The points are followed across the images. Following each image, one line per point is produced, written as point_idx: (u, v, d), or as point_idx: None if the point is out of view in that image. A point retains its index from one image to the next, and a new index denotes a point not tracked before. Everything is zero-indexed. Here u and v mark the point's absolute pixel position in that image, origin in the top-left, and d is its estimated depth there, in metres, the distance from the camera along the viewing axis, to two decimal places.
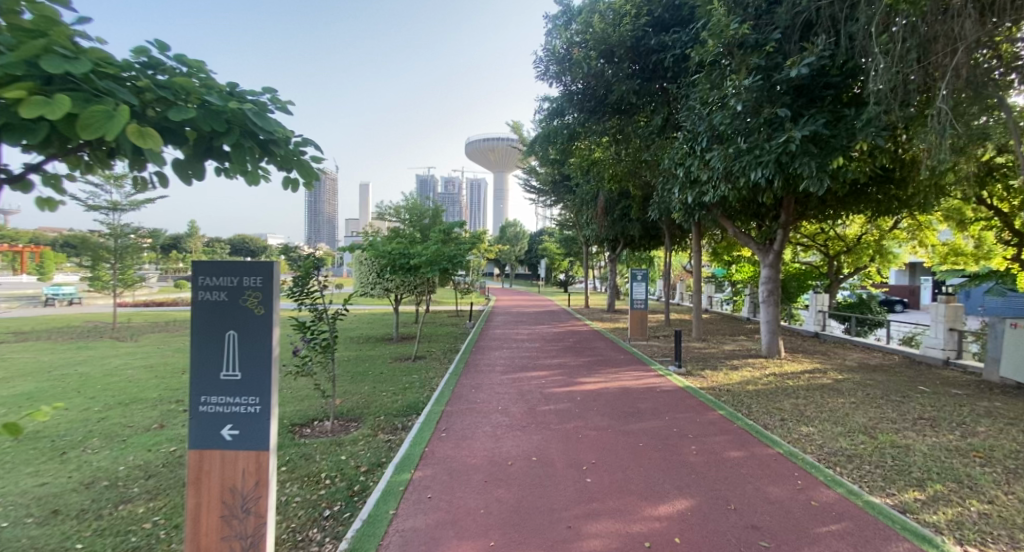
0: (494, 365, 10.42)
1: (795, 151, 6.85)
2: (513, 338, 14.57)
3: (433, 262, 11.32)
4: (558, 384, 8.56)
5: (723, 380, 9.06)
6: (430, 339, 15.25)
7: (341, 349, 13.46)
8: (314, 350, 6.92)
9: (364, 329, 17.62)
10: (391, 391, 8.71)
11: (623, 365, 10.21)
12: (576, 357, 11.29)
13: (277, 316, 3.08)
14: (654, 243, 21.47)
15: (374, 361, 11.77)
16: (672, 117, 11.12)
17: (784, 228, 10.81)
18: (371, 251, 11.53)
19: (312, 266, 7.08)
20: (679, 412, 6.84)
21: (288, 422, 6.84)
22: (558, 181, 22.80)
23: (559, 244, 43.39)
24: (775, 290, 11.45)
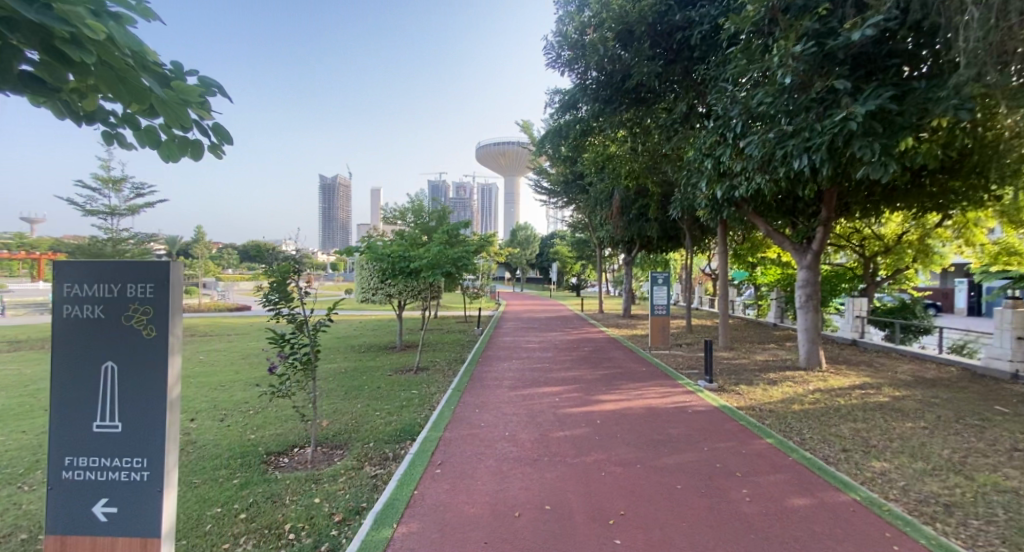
0: (503, 379, 9.42)
1: (855, 131, 5.78)
2: (524, 347, 13.53)
3: (436, 266, 10.38)
4: (574, 403, 7.55)
5: (762, 397, 7.98)
6: (435, 348, 14.28)
7: (340, 360, 12.57)
8: (294, 368, 6.01)
9: (367, 337, 16.72)
10: (386, 411, 7.77)
11: (646, 379, 9.15)
12: (594, 369, 10.22)
13: (172, 341, 2.36)
14: (673, 244, 20.33)
15: (374, 373, 10.87)
16: (697, 103, 10.09)
17: (825, 225, 9.70)
18: (370, 253, 10.67)
19: (290, 269, 6.19)
20: (718, 440, 5.80)
21: (262, 451, 6.01)
22: (570, 180, 21.80)
23: (572, 248, 42.43)
24: (814, 294, 10.38)
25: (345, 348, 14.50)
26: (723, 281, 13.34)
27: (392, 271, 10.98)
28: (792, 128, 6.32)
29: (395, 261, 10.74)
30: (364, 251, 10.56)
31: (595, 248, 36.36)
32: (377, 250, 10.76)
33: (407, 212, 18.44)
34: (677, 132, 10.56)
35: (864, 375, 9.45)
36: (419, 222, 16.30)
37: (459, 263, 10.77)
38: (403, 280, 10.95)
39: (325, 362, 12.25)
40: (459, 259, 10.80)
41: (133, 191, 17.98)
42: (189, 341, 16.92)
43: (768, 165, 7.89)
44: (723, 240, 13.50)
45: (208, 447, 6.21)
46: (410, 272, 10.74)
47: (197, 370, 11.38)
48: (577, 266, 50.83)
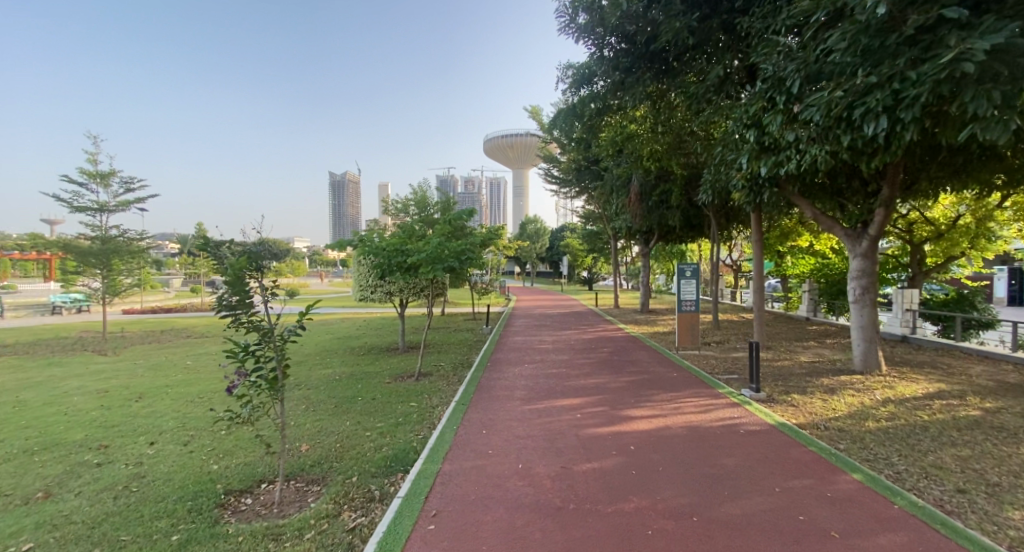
0: (514, 389, 8.20)
1: (969, 76, 4.53)
2: (538, 349, 12.29)
3: (436, 262, 9.17)
4: (599, 420, 6.35)
5: (825, 411, 6.72)
6: (441, 351, 13.09)
7: (336, 365, 11.44)
8: (257, 391, 4.82)
9: (369, 338, 15.56)
10: (378, 429, 6.60)
11: (681, 387, 7.88)
12: (619, 375, 8.96)
13: None
14: (696, 233, 18.98)
15: (370, 381, 9.68)
16: (734, 67, 8.81)
17: (886, 206, 8.39)
18: (360, 249, 9.46)
19: (248, 265, 4.83)
20: (790, 476, 4.56)
21: (220, 489, 4.82)
22: (586, 166, 20.43)
23: (583, 240, 41.08)
24: (870, 286, 9.08)
25: (344, 351, 13.34)
26: (758, 271, 12.08)
27: (388, 266, 9.79)
28: (876, 78, 5.11)
29: (391, 256, 9.54)
30: (354, 246, 9.36)
31: (608, 240, 34.97)
32: (372, 244, 9.56)
33: (410, 204, 17.20)
34: (710, 103, 9.34)
35: (936, 381, 8.13)
36: (424, 213, 15.04)
37: (463, 257, 9.56)
38: (398, 277, 9.73)
39: (319, 368, 11.10)
40: (462, 253, 9.59)
41: (123, 186, 16.41)
42: (181, 344, 15.79)
43: (830, 133, 6.67)
44: (757, 227, 12.20)
45: (158, 483, 5.01)
46: (407, 267, 9.52)
47: (176, 379, 10.23)
48: (589, 260, 49.48)
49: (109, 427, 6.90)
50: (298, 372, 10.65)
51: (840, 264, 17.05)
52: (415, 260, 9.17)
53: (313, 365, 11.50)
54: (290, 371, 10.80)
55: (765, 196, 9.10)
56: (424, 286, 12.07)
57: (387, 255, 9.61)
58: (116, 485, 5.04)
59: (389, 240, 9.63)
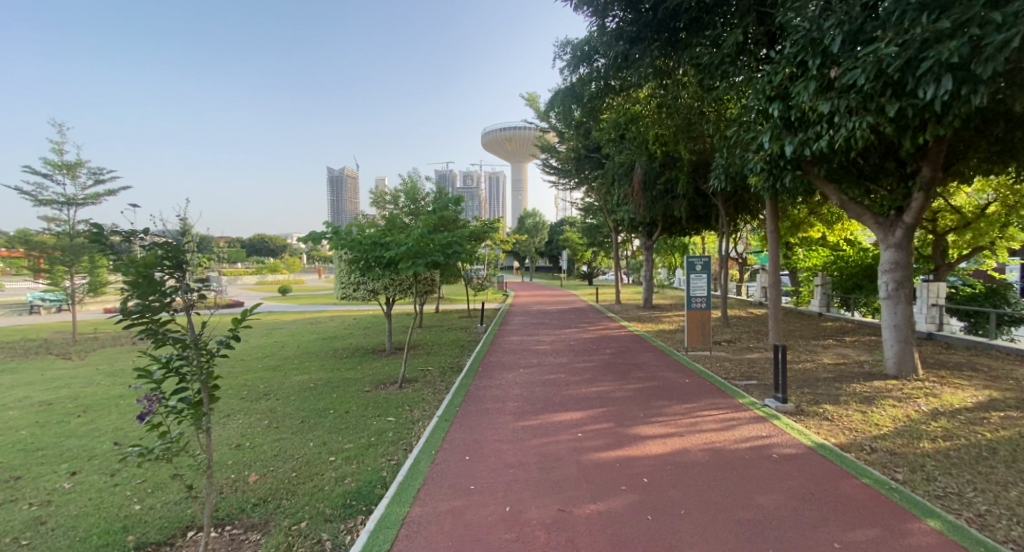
0: (506, 400, 7.21)
1: None
2: (534, 350, 11.31)
3: (417, 256, 8.15)
4: (604, 442, 5.37)
5: (866, 427, 5.76)
6: (430, 353, 12.12)
7: (314, 369, 10.47)
8: (177, 418, 3.82)
9: (355, 339, 14.58)
10: (345, 452, 5.59)
11: (695, 397, 6.91)
12: (624, 382, 7.99)
13: None
14: (702, 225, 18.01)
15: (347, 389, 8.69)
16: (753, 32, 7.92)
17: (926, 189, 7.45)
18: (330, 241, 8.41)
19: (164, 259, 3.69)
20: (848, 525, 3.60)
21: (131, 543, 3.79)
22: (586, 155, 19.41)
23: (582, 234, 40.14)
24: (906, 281, 8.12)
25: (325, 354, 12.36)
26: (773, 264, 11.13)
27: (363, 261, 8.76)
28: (949, 23, 4.22)
29: (366, 250, 8.46)
30: (322, 238, 8.30)
31: (608, 234, 34.00)
32: (343, 236, 8.50)
33: (398, 195, 16.16)
34: (725, 76, 8.44)
35: (983, 387, 7.19)
36: (412, 204, 14.01)
37: (448, 250, 8.56)
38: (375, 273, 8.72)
39: (294, 374, 10.12)
40: (447, 246, 8.60)
41: (91, 176, 15.41)
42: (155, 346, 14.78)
43: (873, 101, 5.73)
44: (773, 216, 11.22)
45: (57, 535, 3.97)
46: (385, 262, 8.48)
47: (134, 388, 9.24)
48: (589, 255, 48.60)
49: (30, 453, 5.90)
50: (270, 379, 9.65)
51: (856, 256, 16.11)
52: (392, 254, 8.13)
53: (289, 370, 10.53)
54: (263, 377, 9.81)
55: (786, 180, 8.17)
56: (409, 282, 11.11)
57: (360, 248, 8.50)
58: (5, 535, 4.01)
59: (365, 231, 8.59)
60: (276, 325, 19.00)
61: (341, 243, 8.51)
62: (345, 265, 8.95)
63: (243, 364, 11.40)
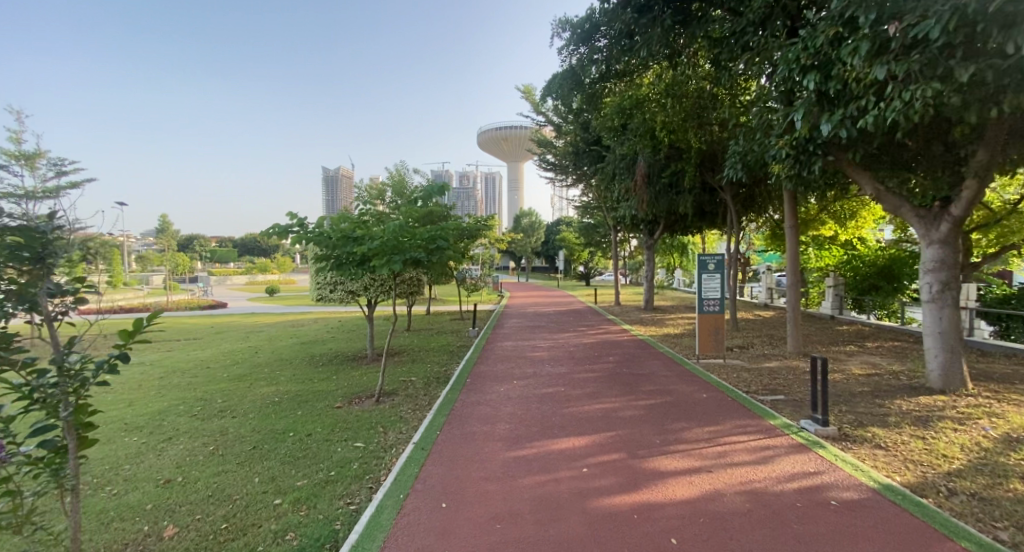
0: (496, 421, 6.13)
1: None
2: (530, 357, 10.25)
3: (394, 251, 7.11)
4: (616, 481, 4.30)
5: (933, 459, 4.74)
6: (416, 361, 11.02)
7: (284, 380, 9.37)
8: (30, 474, 2.70)
9: (336, 344, 13.46)
10: (295, 493, 4.46)
11: (720, 418, 5.87)
12: (632, 398, 6.92)
13: None
14: (707, 222, 17.06)
15: (314, 406, 7.56)
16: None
17: (981, 176, 6.49)
18: (293, 234, 7.17)
19: (21, 252, 2.35)
20: None
21: None
22: (585, 148, 18.40)
23: (580, 234, 39.22)
24: (953, 281, 7.12)
25: (300, 361, 11.23)
26: (792, 264, 10.13)
27: (336, 257, 7.62)
28: None
29: (335, 245, 7.39)
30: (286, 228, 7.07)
31: (607, 233, 33.05)
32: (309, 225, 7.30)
33: (385, 189, 15.05)
34: (750, 48, 7.58)
35: None
36: (398, 197, 12.92)
37: (431, 243, 7.48)
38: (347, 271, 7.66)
39: (261, 385, 8.98)
40: (430, 240, 7.53)
41: None
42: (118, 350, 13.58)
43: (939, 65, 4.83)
44: (791, 211, 10.27)
45: None
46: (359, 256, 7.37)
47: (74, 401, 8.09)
48: (586, 255, 47.76)
49: None
50: (231, 392, 8.50)
51: (871, 256, 15.24)
52: (365, 248, 7.06)
53: (256, 380, 9.39)
54: (225, 389, 8.69)
55: (815, 167, 7.30)
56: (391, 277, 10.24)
57: (330, 241, 7.35)
58: None
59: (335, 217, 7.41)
60: (254, 328, 17.81)
61: (308, 235, 7.31)
62: (313, 262, 7.83)
63: (207, 373, 10.26)
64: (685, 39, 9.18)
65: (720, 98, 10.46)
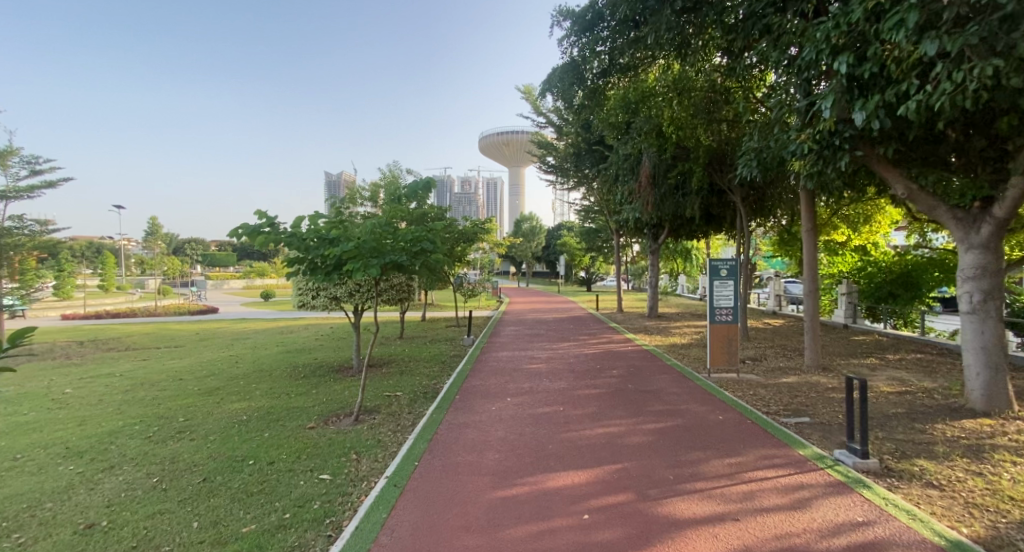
0: (485, 449, 5.36)
1: None
2: (527, 370, 9.49)
3: (371, 255, 6.31)
4: (625, 534, 3.52)
5: (1002, 503, 3.95)
6: (404, 372, 10.26)
7: (258, 394, 8.63)
8: None
9: (322, 353, 12.73)
10: (236, 543, 3.71)
11: (741, 447, 5.10)
12: (639, 421, 6.15)
13: None
14: (714, 225, 16.35)
15: (285, 426, 6.81)
16: None
17: None
18: (259, 233, 6.27)
19: None
20: None
21: None
22: (587, 148, 17.71)
23: (581, 238, 38.58)
24: (997, 292, 6.32)
25: (280, 373, 10.48)
26: (810, 270, 9.35)
27: (308, 260, 6.73)
28: None
29: (306, 246, 6.55)
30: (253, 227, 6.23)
31: (609, 238, 32.40)
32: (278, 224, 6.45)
33: (376, 189, 14.34)
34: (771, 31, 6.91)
35: None
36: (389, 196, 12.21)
37: (413, 246, 6.71)
38: (320, 276, 6.78)
39: (231, 401, 8.23)
40: (412, 242, 6.78)
41: (24, 165, 13.56)
42: (91, 359, 12.85)
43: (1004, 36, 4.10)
44: (809, 214, 9.50)
45: None
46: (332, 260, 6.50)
47: (22, 420, 7.34)
48: (587, 259, 47.13)
49: None
50: (197, 409, 7.74)
51: (888, 261, 14.49)
52: (338, 250, 6.25)
53: (228, 395, 8.65)
54: (191, 405, 7.94)
55: (840, 164, 6.60)
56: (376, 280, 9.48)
57: (301, 243, 6.50)
58: None
59: (309, 216, 6.63)
60: (241, 335, 17.07)
61: (276, 235, 6.41)
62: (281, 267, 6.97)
63: (178, 385, 9.51)
64: (696, 28, 8.54)
65: (731, 92, 9.84)
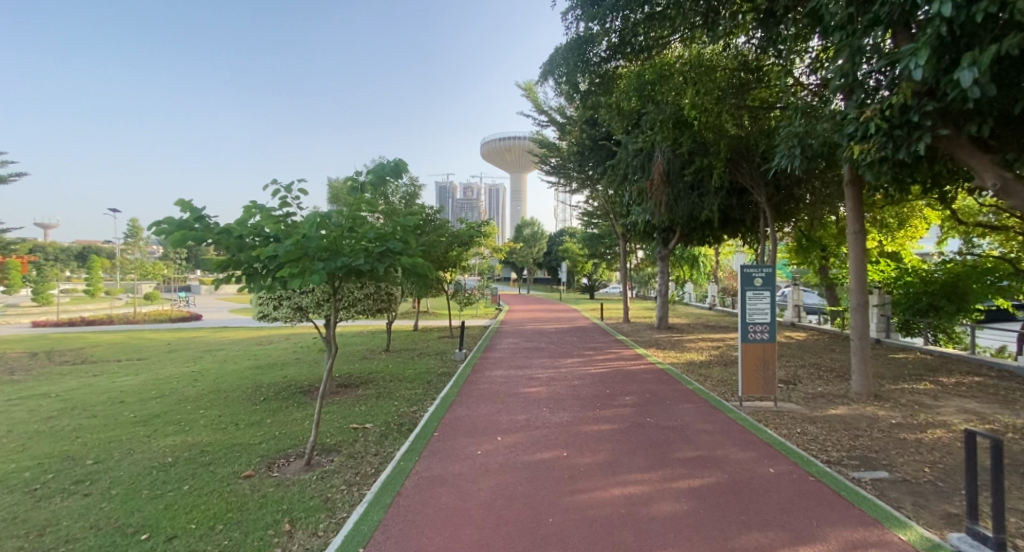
0: (461, 524, 3.90)
1: None
2: (523, 395, 8.04)
3: (320, 256, 4.87)
4: None
5: None
6: (382, 395, 8.81)
7: (201, 424, 7.22)
8: None
9: (294, 371, 11.30)
10: None
11: (819, 530, 3.65)
12: (667, 476, 4.71)
13: None
14: (731, 228, 15.01)
15: (211, 474, 5.33)
16: None
17: None
18: (174, 228, 4.77)
19: None
20: None
21: None
22: (593, 145, 16.42)
23: (583, 243, 37.38)
24: None
25: (238, 395, 9.05)
26: (858, 278, 7.93)
27: (243, 264, 5.21)
28: None
29: (241, 244, 5.09)
30: (170, 220, 4.75)
31: (613, 244, 31.17)
32: (203, 216, 4.97)
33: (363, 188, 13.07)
34: None
35: None
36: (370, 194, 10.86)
37: (377, 246, 5.25)
38: (256, 284, 5.25)
39: (165, 433, 6.81)
40: (378, 241, 5.32)
41: None
42: (37, 374, 11.47)
43: None
44: (856, 214, 8.05)
45: None
46: (270, 262, 5.01)
47: None
48: (589, 265, 45.84)
49: None
50: (117, 448, 6.29)
51: (923, 270, 13.14)
52: (275, 249, 4.78)
53: (164, 424, 7.24)
54: (112, 441, 6.51)
55: (921, 149, 5.21)
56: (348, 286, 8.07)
57: (233, 241, 5.03)
58: None
59: (245, 207, 5.16)
60: (214, 347, 15.67)
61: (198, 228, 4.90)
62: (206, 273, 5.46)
63: (112, 411, 8.08)
64: None
65: (764, 69, 8.67)
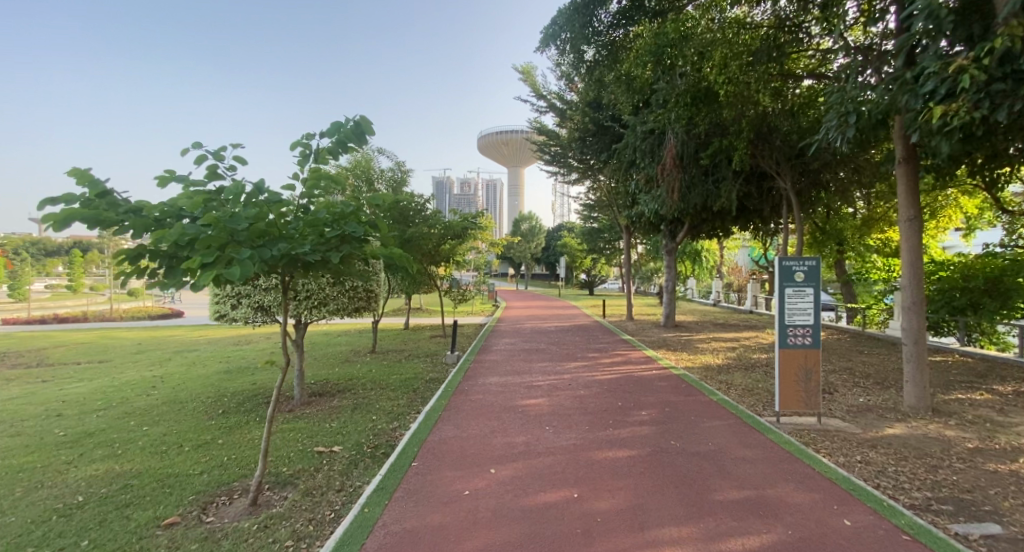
0: None
1: None
2: (521, 409, 6.89)
3: (252, 242, 3.68)
4: None
5: None
6: (359, 407, 7.65)
7: (138, 446, 6.05)
8: None
9: (265, 376, 10.13)
10: None
11: None
12: (711, 533, 3.55)
13: None
14: (745, 219, 13.92)
15: (124, 522, 4.16)
16: None
17: None
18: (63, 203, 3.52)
19: None
20: None
21: None
22: (596, 131, 15.28)
23: (582, 238, 36.29)
24: None
25: (195, 407, 7.87)
26: (912, 270, 6.80)
27: (160, 252, 3.95)
28: None
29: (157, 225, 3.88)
30: (62, 195, 3.50)
31: (614, 238, 30.08)
32: (106, 190, 3.71)
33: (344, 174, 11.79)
34: None
35: None
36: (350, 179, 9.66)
37: (333, 231, 4.03)
38: (178, 277, 3.99)
39: (90, 459, 5.64)
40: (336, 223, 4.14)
41: None
42: None
43: None
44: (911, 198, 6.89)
45: None
46: (188, 248, 3.77)
47: None
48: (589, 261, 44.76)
49: None
50: (23, 480, 5.11)
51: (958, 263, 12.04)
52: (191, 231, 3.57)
53: (94, 447, 6.05)
54: (20, 471, 5.33)
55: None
56: (315, 280, 6.93)
57: (145, 222, 3.78)
58: None
59: (159, 178, 3.87)
60: (187, 347, 14.48)
61: (98, 204, 3.65)
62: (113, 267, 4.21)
63: (41, 428, 6.89)
64: None
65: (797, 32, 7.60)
